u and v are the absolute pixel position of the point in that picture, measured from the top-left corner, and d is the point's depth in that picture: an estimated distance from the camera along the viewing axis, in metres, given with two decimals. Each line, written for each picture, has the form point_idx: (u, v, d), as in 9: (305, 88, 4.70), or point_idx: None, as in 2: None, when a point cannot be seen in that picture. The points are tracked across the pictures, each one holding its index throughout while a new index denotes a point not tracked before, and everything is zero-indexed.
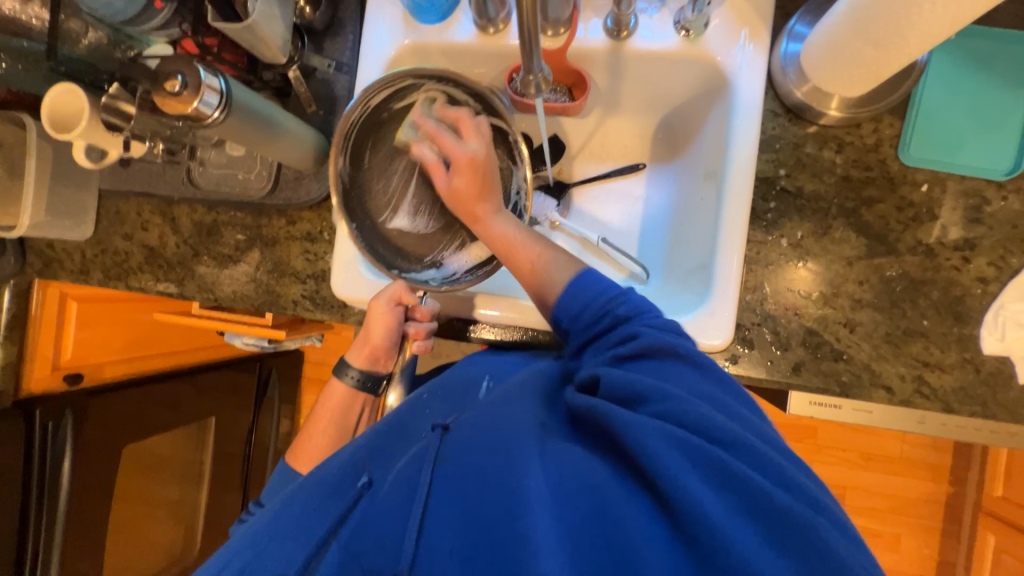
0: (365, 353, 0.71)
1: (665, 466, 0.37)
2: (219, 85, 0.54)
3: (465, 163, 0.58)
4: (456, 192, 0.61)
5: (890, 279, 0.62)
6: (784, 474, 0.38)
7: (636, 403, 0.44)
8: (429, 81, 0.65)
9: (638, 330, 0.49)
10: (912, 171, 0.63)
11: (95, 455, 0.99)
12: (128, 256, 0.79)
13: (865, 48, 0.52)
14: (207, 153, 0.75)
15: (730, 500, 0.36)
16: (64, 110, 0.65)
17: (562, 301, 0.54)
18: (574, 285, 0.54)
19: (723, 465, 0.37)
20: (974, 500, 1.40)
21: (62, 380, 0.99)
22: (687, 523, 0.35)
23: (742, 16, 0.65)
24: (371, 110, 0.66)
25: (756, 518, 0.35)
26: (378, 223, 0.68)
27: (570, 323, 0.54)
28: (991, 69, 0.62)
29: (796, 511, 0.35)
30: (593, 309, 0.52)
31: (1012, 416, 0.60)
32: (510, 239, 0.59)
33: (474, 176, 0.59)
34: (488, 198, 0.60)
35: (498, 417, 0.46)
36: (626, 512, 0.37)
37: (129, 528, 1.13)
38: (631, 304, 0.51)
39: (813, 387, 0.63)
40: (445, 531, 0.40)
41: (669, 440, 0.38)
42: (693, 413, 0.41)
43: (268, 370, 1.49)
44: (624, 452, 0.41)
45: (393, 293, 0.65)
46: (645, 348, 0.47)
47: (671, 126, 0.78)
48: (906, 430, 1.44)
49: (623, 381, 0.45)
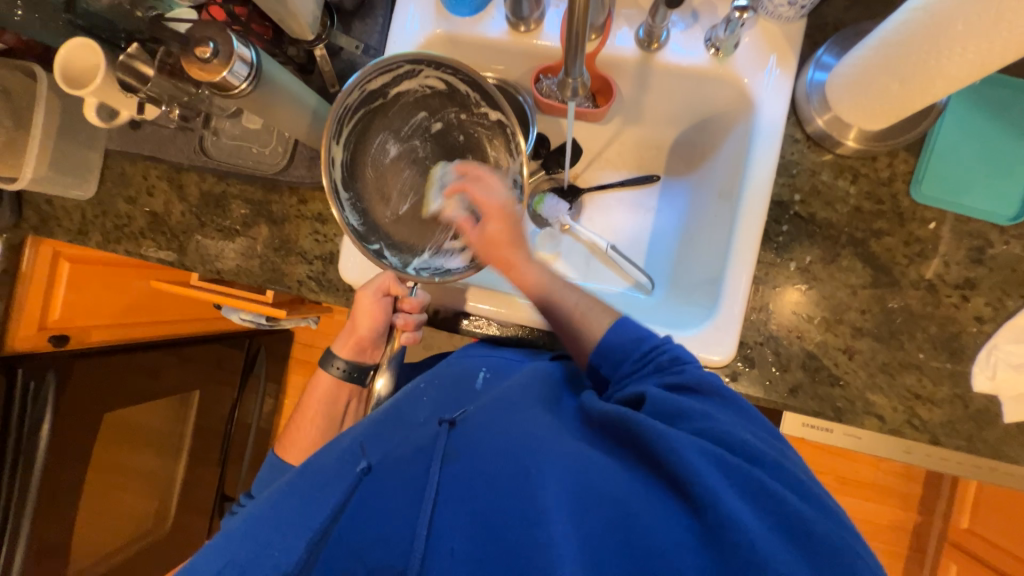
0: (350, 343, 0.71)
1: (699, 476, 0.38)
2: (250, 56, 0.53)
3: (502, 207, 0.60)
4: (487, 239, 0.60)
5: (891, 310, 0.64)
6: (812, 494, 0.40)
7: (672, 420, 0.45)
8: (429, 67, 0.63)
9: (683, 364, 0.50)
10: (921, 208, 0.64)
11: (75, 420, 0.97)
12: (130, 220, 0.77)
13: (891, 84, 0.53)
14: (222, 123, 0.73)
15: (761, 513, 0.37)
16: (79, 66, 0.63)
17: (604, 342, 0.54)
18: (617, 329, 0.55)
19: (752, 481, 0.39)
20: (941, 531, 1.44)
21: (47, 341, 0.97)
22: (721, 531, 0.36)
23: (772, 40, 0.65)
24: (370, 94, 0.64)
25: (798, 539, 0.36)
26: (370, 210, 0.67)
27: (610, 369, 0.55)
28: (1005, 117, 0.64)
29: (830, 531, 0.36)
30: (636, 356, 0.52)
31: (995, 453, 0.63)
32: (544, 281, 0.59)
33: (508, 224, 0.60)
34: (521, 245, 0.60)
35: (512, 420, 0.47)
36: (654, 522, 0.38)
37: (101, 498, 1.10)
38: (675, 353, 0.51)
39: (808, 410, 0.64)
40: (460, 529, 0.40)
41: (701, 453, 0.40)
42: (718, 433, 0.42)
43: (257, 348, 1.47)
44: (649, 460, 0.41)
45: (380, 284, 0.66)
46: (686, 382, 0.48)
47: (690, 142, 0.78)
48: (881, 457, 1.48)
49: (662, 402, 0.46)
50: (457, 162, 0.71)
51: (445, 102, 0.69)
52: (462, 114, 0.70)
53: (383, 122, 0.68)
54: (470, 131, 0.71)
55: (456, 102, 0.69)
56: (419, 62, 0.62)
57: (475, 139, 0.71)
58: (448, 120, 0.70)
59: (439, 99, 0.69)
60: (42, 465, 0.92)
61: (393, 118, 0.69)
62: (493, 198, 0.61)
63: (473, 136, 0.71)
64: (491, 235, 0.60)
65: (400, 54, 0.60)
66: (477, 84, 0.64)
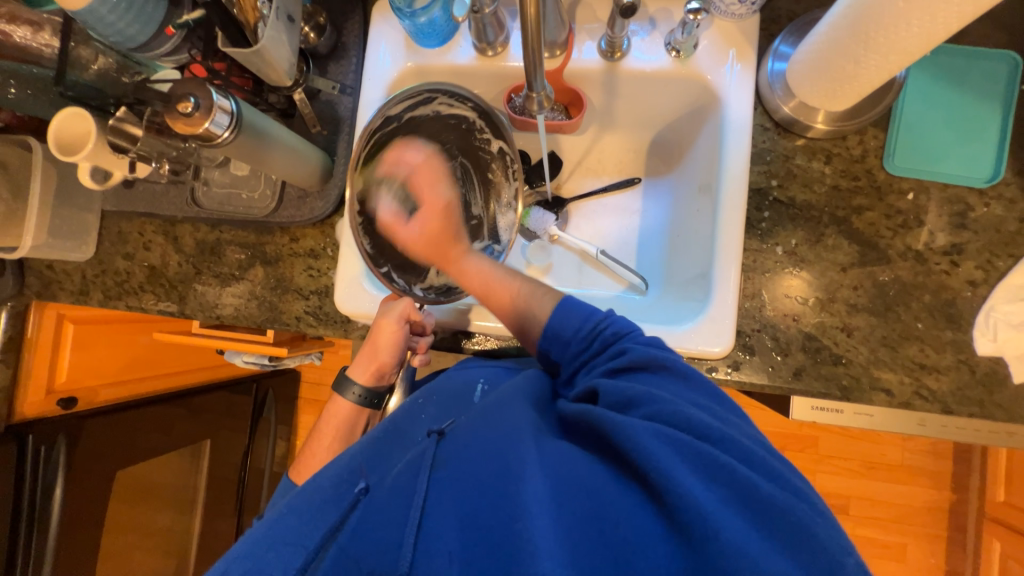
0: (370, 369, 0.69)
1: (657, 461, 0.38)
2: (230, 106, 0.55)
3: (440, 208, 0.72)
4: (424, 236, 0.70)
5: (884, 283, 0.64)
6: (769, 467, 0.39)
7: (626, 408, 0.45)
8: (445, 96, 0.66)
9: (626, 346, 0.50)
10: (897, 180, 0.65)
11: (87, 480, 0.97)
12: (129, 275, 0.79)
13: (846, 64, 0.55)
14: (211, 173, 0.76)
15: (717, 488, 0.37)
16: (72, 133, 0.67)
17: (553, 323, 0.55)
18: (563, 308, 0.55)
19: (711, 460, 0.38)
20: (978, 507, 1.39)
21: (56, 404, 0.97)
22: (679, 514, 0.36)
23: (729, 37, 0.68)
24: (389, 120, 0.65)
25: (748, 510, 0.36)
26: (379, 234, 0.69)
27: (559, 352, 0.55)
28: (965, 83, 0.65)
29: (780, 499, 0.36)
30: (583, 335, 0.53)
31: (1011, 416, 0.61)
32: (488, 281, 0.64)
33: (440, 221, 0.72)
34: (456, 245, 0.70)
35: (494, 418, 0.48)
36: (622, 509, 0.38)
37: (117, 560, 1.08)
38: (620, 325, 0.53)
39: (815, 391, 0.64)
40: (443, 535, 0.39)
41: (657, 437, 0.40)
42: (677, 414, 0.42)
43: (264, 392, 1.46)
44: (616, 450, 0.42)
45: (403, 311, 0.65)
46: (629, 361, 0.49)
47: (665, 141, 0.80)
48: (905, 436, 1.45)
49: (615, 389, 0.46)
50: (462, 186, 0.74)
51: (451, 129, 0.71)
52: (473, 139, 0.72)
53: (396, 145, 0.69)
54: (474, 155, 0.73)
55: (466, 128, 0.71)
56: (435, 91, 0.65)
57: (477, 162, 0.74)
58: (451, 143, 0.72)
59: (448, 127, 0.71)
60: (56, 530, 0.91)
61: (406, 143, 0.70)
62: (436, 197, 0.73)
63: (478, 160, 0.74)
64: (425, 233, 0.71)
65: (421, 83, 0.63)
66: (486, 113, 0.66)
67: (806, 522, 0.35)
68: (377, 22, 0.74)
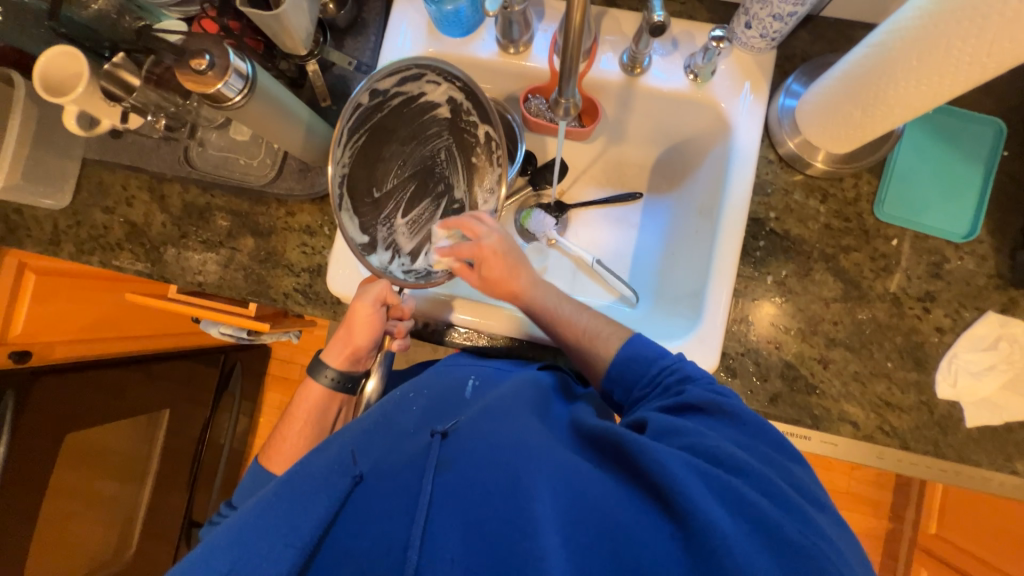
0: (346, 353, 0.67)
1: (687, 488, 0.38)
2: (246, 69, 0.53)
3: (495, 250, 0.61)
4: (491, 280, 0.63)
5: (861, 321, 0.68)
6: (800, 510, 0.40)
7: (667, 439, 0.46)
8: (434, 74, 0.63)
9: (686, 386, 0.52)
10: (884, 226, 0.69)
11: (34, 442, 0.91)
12: (107, 231, 0.74)
13: (855, 111, 0.57)
14: (208, 134, 0.73)
15: (743, 523, 0.38)
16: (59, 73, 0.62)
17: (620, 363, 0.58)
18: (630, 346, 0.59)
19: (743, 496, 0.39)
20: (910, 537, 1.49)
21: (7, 356, 0.91)
22: (702, 542, 0.36)
23: (745, 68, 0.70)
24: (376, 97, 0.63)
25: (775, 548, 0.37)
26: (365, 214, 0.68)
27: (621, 391, 0.59)
28: (954, 144, 0.70)
29: (809, 544, 0.37)
30: (648, 377, 0.56)
31: (960, 457, 0.66)
32: (549, 305, 0.63)
33: (503, 262, 0.62)
34: (523, 274, 0.63)
35: (505, 428, 0.48)
36: (643, 536, 0.38)
37: (55, 528, 1.02)
38: (683, 369, 0.54)
39: (787, 417, 0.67)
40: (452, 539, 0.40)
41: (686, 466, 0.41)
42: (715, 450, 0.43)
43: (232, 364, 1.42)
44: (639, 472, 0.42)
45: (379, 294, 0.64)
46: (688, 400, 0.50)
47: (668, 160, 0.82)
48: (853, 465, 1.53)
49: (665, 423, 0.47)
50: (448, 169, 0.75)
51: (440, 111, 0.70)
52: (464, 122, 0.70)
53: (388, 124, 0.68)
54: (461, 138, 0.72)
55: (455, 111, 0.69)
56: (427, 66, 0.62)
57: (464, 143, 0.73)
58: (440, 122, 0.71)
59: (440, 110, 0.69)
60: None
61: (394, 121, 0.68)
62: (477, 243, 0.61)
63: (465, 142, 0.73)
64: (491, 278, 0.63)
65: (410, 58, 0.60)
66: (474, 95, 0.65)
67: (831, 570, 0.36)
68: (401, 3, 0.72)
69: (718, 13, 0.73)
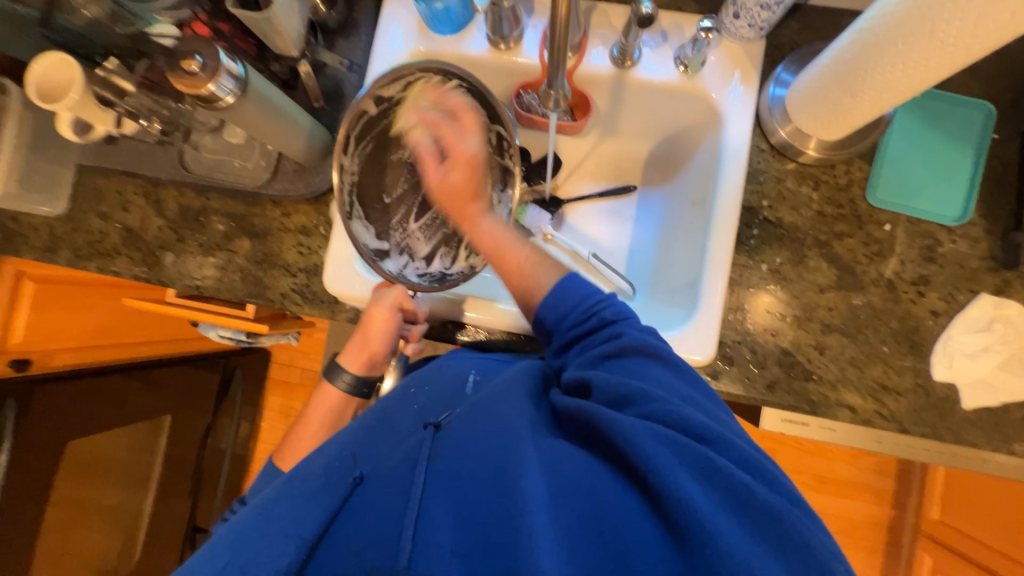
0: (363, 357, 0.68)
1: (657, 463, 0.39)
2: (237, 70, 0.54)
3: (465, 158, 0.65)
4: (447, 185, 0.65)
5: (856, 307, 0.68)
6: (762, 470, 0.41)
7: (623, 405, 0.45)
8: (433, 76, 0.64)
9: (621, 331, 0.50)
10: (876, 211, 0.69)
11: (35, 450, 0.92)
12: (104, 236, 0.75)
13: (843, 97, 0.58)
14: (202, 138, 0.73)
15: (712, 491, 0.39)
16: (52, 81, 0.63)
17: (547, 301, 0.54)
18: (559, 289, 0.55)
19: (710, 464, 0.40)
20: (914, 524, 1.49)
21: (7, 364, 0.90)
22: (675, 515, 0.37)
23: (735, 58, 0.70)
24: (379, 101, 0.64)
25: (741, 510, 0.38)
26: (376, 218, 0.69)
27: (554, 323, 0.54)
28: (944, 128, 0.70)
29: (774, 503, 0.38)
30: (580, 310, 0.53)
31: (957, 439, 0.66)
32: (499, 244, 0.62)
33: (470, 176, 0.65)
34: (480, 197, 0.65)
35: (495, 413, 0.48)
36: (621, 512, 0.39)
37: (58, 536, 1.02)
38: (617, 308, 0.52)
39: (786, 404, 0.67)
40: (445, 525, 0.40)
41: (657, 439, 0.41)
42: (677, 413, 0.43)
43: (232, 369, 1.42)
44: (614, 449, 0.43)
45: (396, 299, 0.65)
46: (624, 347, 0.49)
47: (662, 153, 0.83)
48: (855, 454, 1.54)
49: (610, 384, 0.46)
50: None
51: None
52: None
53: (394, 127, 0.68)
54: None
55: None
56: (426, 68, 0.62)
57: None
58: None
59: None
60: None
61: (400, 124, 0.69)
62: (461, 145, 0.65)
63: None
64: (451, 180, 0.65)
65: (407, 61, 0.61)
66: (477, 93, 0.65)
67: (798, 530, 0.37)
68: (392, 2, 0.73)
69: (707, 4, 0.73)
